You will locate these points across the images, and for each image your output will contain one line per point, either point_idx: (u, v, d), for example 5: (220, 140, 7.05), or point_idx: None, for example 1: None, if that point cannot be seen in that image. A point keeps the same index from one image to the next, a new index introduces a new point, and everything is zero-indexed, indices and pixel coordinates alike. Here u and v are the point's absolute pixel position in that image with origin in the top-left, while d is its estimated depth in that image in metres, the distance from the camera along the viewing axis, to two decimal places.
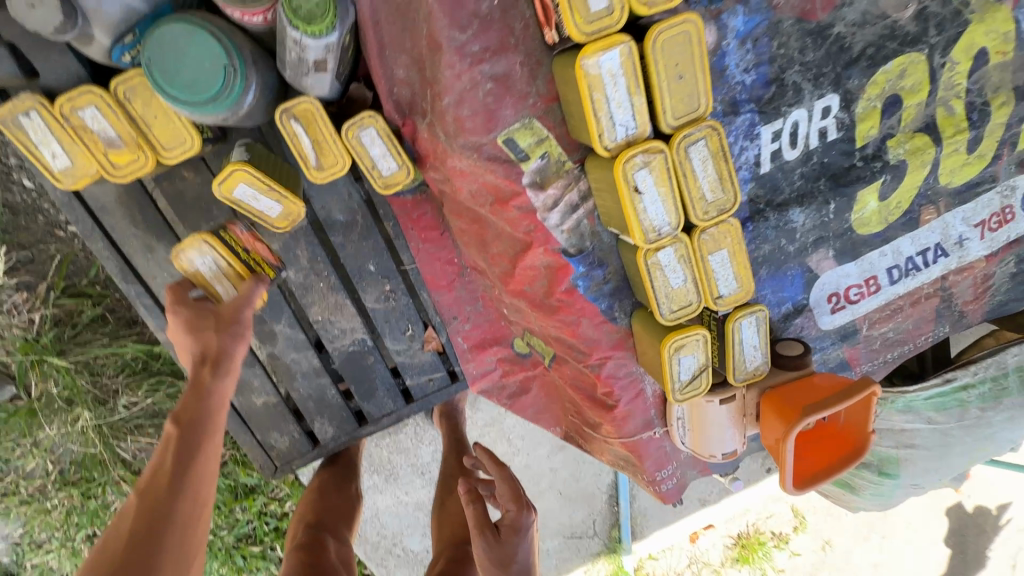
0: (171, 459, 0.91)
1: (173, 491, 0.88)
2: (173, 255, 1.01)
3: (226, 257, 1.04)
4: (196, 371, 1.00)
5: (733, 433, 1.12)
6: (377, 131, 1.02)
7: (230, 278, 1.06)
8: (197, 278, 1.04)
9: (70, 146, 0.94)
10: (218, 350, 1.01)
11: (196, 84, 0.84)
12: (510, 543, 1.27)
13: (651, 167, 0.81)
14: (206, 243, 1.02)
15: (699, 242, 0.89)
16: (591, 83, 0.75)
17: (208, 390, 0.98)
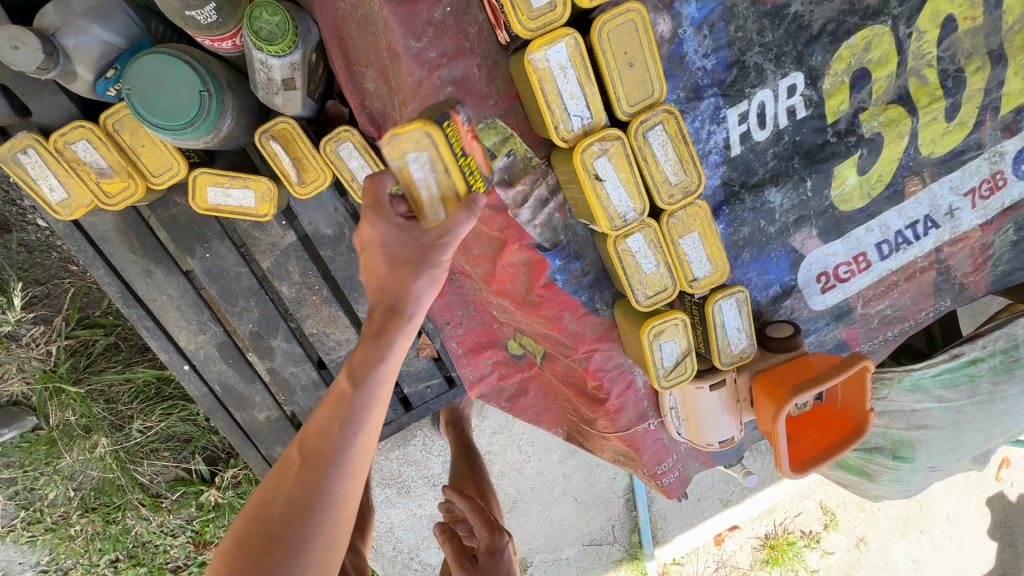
0: (334, 427, 0.68)
1: (330, 475, 0.66)
2: (385, 142, 0.71)
3: (444, 159, 0.73)
4: (381, 314, 0.72)
5: (729, 420, 1.10)
6: (354, 145, 1.05)
7: (444, 195, 0.74)
8: (401, 176, 0.73)
9: (66, 178, 1.00)
10: (395, 294, 0.72)
11: (173, 111, 0.89)
12: (488, 568, 1.27)
13: (610, 154, 0.82)
14: (427, 134, 0.72)
15: (668, 226, 0.89)
16: (541, 76, 0.77)
17: (385, 344, 0.71)
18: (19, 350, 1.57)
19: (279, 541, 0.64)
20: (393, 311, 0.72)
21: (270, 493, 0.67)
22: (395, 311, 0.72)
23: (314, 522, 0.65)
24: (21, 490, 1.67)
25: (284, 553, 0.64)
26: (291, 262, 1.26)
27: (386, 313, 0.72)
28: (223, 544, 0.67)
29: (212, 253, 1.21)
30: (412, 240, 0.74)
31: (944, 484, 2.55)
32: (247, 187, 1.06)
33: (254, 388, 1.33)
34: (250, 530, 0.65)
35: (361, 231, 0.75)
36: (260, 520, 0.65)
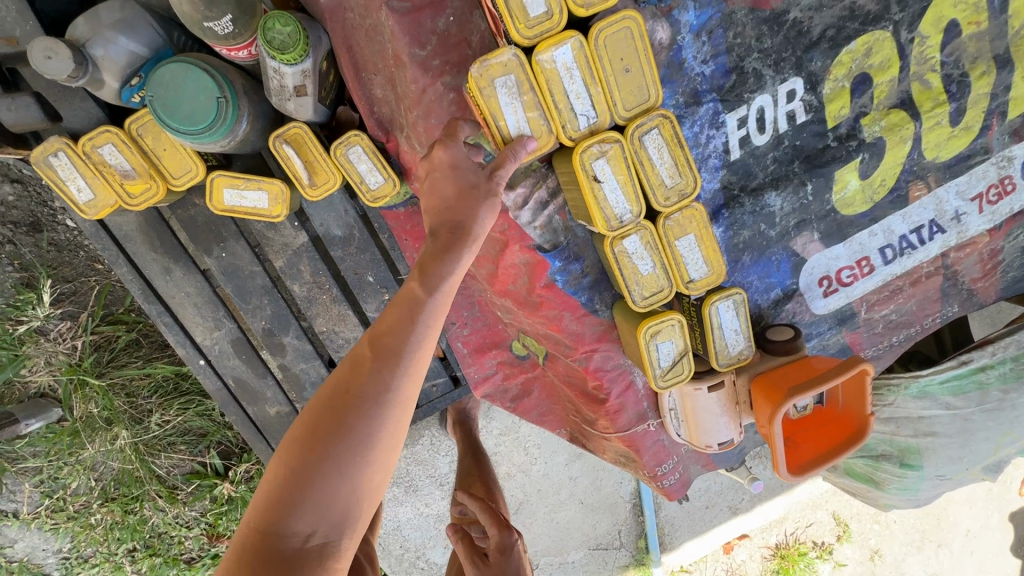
0: (405, 327, 0.71)
1: (399, 371, 0.70)
2: (477, 70, 0.78)
3: (531, 87, 0.80)
4: (445, 229, 0.76)
5: (728, 422, 1.11)
6: (363, 149, 1.09)
7: (527, 125, 0.83)
8: (488, 104, 0.80)
9: (92, 180, 1.06)
10: (464, 213, 0.76)
11: (192, 116, 0.94)
12: (500, 564, 1.26)
13: (608, 157, 0.84)
14: (516, 59, 0.78)
15: (664, 228, 0.91)
16: (548, 77, 0.80)
17: (453, 256, 0.75)
18: (47, 344, 1.65)
19: (351, 428, 0.68)
20: (458, 228, 0.76)
21: (340, 385, 0.69)
22: (461, 229, 0.76)
23: (383, 412, 0.69)
24: (45, 479, 1.74)
25: (354, 438, 0.68)
26: (302, 262, 1.31)
27: (452, 229, 0.76)
28: (290, 432, 0.70)
29: (228, 253, 1.27)
30: (478, 167, 0.79)
31: (963, 498, 2.49)
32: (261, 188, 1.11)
33: (265, 383, 1.38)
34: (319, 419, 0.68)
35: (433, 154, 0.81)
36: (330, 409, 0.68)
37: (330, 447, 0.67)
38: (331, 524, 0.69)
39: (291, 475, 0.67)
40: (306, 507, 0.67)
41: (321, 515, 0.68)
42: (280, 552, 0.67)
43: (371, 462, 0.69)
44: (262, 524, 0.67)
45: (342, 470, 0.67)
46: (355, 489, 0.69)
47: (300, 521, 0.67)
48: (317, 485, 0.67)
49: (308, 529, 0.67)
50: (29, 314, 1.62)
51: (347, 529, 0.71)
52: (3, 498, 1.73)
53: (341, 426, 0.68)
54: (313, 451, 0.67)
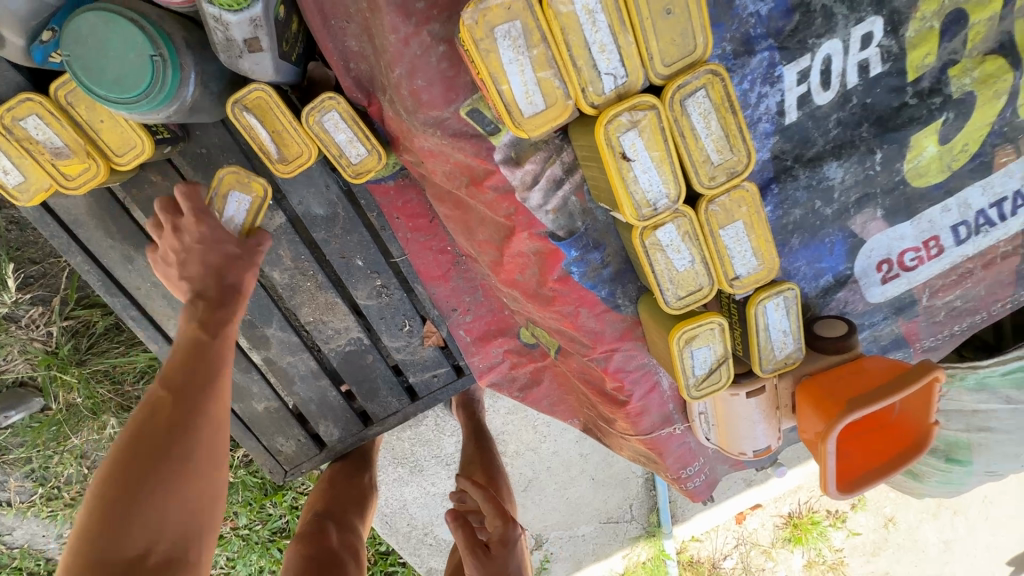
0: (204, 357, 0.89)
1: (204, 394, 0.86)
2: (470, 16, 0.59)
3: (543, 36, 0.61)
4: (216, 288, 0.95)
5: (766, 429, 0.98)
6: (340, 115, 0.92)
7: (541, 87, 0.64)
8: (488, 59, 0.61)
9: (20, 159, 0.89)
10: (227, 279, 0.96)
11: (124, 81, 0.76)
12: (500, 558, 1.22)
13: (641, 127, 0.66)
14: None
15: (707, 215, 0.74)
16: (563, 25, 0.60)
17: (229, 307, 0.96)
18: (19, 331, 1.53)
19: (164, 448, 0.80)
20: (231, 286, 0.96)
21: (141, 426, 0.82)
22: (234, 287, 0.97)
23: (199, 428, 0.84)
24: (35, 469, 1.67)
25: (169, 456, 0.80)
26: (281, 246, 1.15)
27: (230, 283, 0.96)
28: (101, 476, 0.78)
29: None
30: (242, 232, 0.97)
31: None
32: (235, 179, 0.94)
33: (250, 378, 1.26)
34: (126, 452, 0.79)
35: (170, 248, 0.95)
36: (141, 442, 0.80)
37: (141, 475, 0.78)
38: (172, 530, 0.79)
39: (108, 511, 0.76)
40: (133, 530, 0.76)
41: (163, 523, 0.78)
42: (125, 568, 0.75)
43: (193, 475, 0.82)
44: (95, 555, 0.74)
45: (164, 490, 0.78)
46: (183, 496, 0.80)
47: (137, 534, 0.76)
48: (142, 503, 0.77)
49: (143, 548, 0.76)
50: None
51: (193, 533, 0.82)
52: None
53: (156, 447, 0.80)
54: (128, 476, 0.77)
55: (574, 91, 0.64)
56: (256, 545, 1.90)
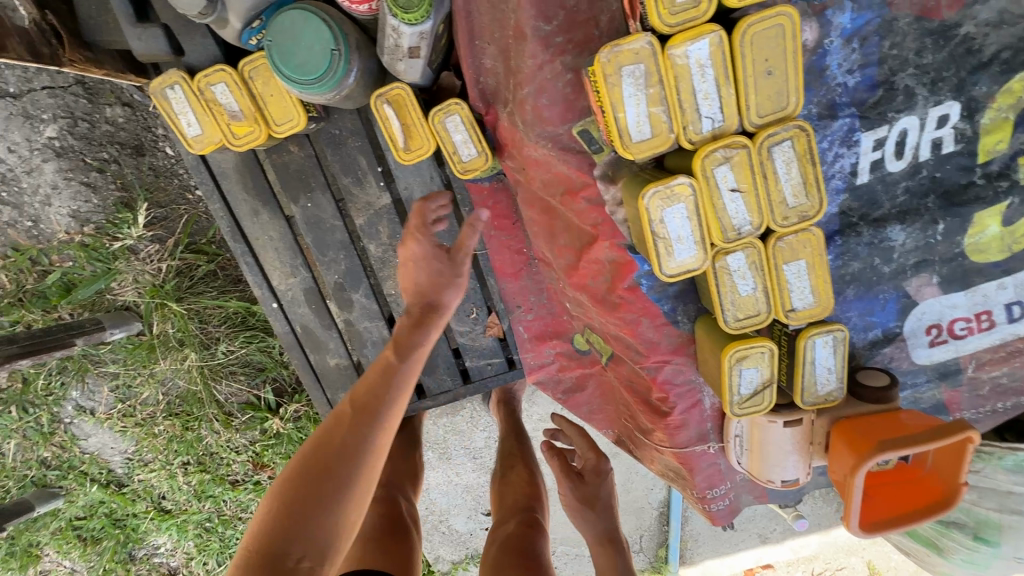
0: (385, 381, 0.96)
1: (372, 421, 0.91)
2: (606, 55, 0.72)
3: (661, 79, 0.73)
4: (419, 313, 1.08)
5: (796, 461, 1.05)
6: (461, 118, 1.09)
7: (652, 120, 0.75)
8: (612, 91, 0.74)
9: (201, 116, 1.08)
10: (442, 292, 1.09)
11: (305, 66, 0.94)
12: (593, 485, 1.42)
13: (732, 163, 0.78)
14: (650, 46, 0.71)
15: (775, 250, 0.84)
16: (678, 73, 0.73)
17: (422, 333, 1.05)
18: (137, 262, 1.73)
19: (336, 465, 0.86)
20: (430, 312, 1.08)
21: (325, 442, 0.89)
22: (431, 311, 1.08)
23: (367, 451, 0.89)
24: (121, 385, 1.86)
25: (335, 476, 0.85)
26: (382, 223, 1.32)
27: (421, 315, 1.07)
28: (287, 469, 0.87)
29: (313, 204, 1.29)
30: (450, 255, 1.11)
31: None
32: (660, 198, 0.78)
33: (329, 335, 1.41)
34: (314, 455, 0.87)
35: (409, 246, 1.13)
36: (323, 448, 0.88)
37: (317, 488, 0.84)
38: (319, 543, 0.83)
39: (277, 518, 0.82)
40: (295, 536, 0.81)
41: (316, 534, 0.82)
42: (279, 566, 0.79)
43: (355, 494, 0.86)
44: (267, 545, 0.81)
45: (334, 500, 0.84)
46: (340, 513, 0.85)
47: (299, 535, 0.81)
48: (321, 505, 0.83)
49: (293, 546, 0.81)
50: (124, 233, 1.70)
51: (332, 550, 0.84)
52: (83, 395, 1.86)
53: (338, 457, 0.87)
54: (315, 483, 0.84)
55: (677, 128, 0.76)
56: None
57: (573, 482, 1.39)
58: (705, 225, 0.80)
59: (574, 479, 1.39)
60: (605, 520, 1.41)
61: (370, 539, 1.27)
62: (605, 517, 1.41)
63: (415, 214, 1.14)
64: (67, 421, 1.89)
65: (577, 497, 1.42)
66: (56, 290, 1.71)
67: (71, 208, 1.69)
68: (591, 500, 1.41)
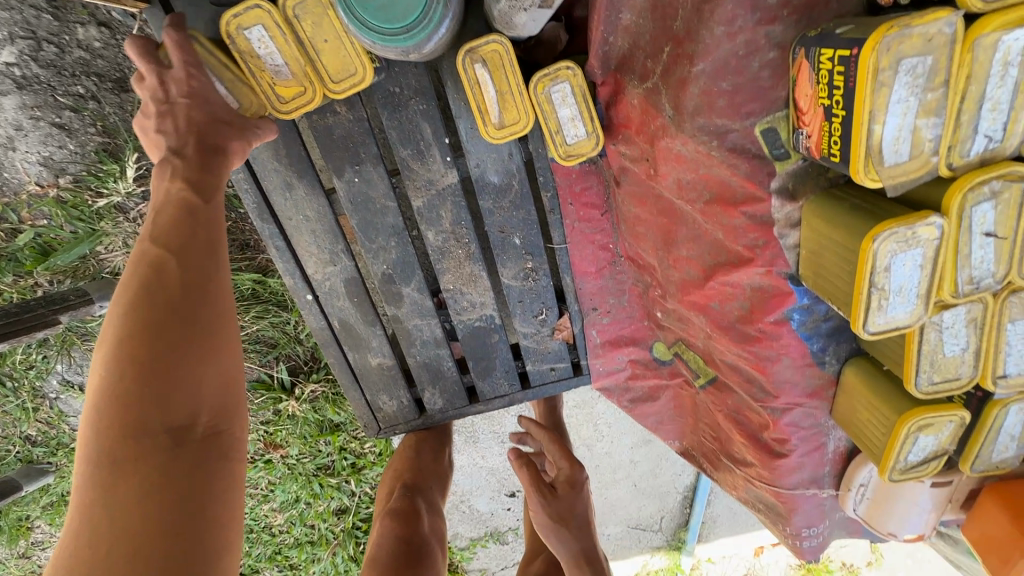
0: (196, 220, 0.71)
1: (210, 258, 0.69)
2: (886, 39, 0.49)
3: (947, 80, 0.51)
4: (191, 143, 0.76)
5: (926, 517, 0.95)
6: (571, 88, 0.84)
7: (916, 136, 0.54)
8: (879, 91, 0.51)
9: (232, 81, 0.84)
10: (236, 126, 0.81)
11: (392, 11, 0.72)
12: (569, 498, 1.17)
13: (1000, 199, 0.57)
14: (952, 30, 0.49)
15: (1004, 306, 0.66)
16: (974, 73, 0.51)
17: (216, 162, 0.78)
18: (127, 224, 1.41)
19: (191, 311, 0.64)
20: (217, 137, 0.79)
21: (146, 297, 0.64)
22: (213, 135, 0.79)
23: (221, 291, 0.68)
24: None
25: (193, 320, 0.64)
26: (444, 207, 1.08)
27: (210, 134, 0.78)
28: (107, 354, 0.60)
29: (361, 178, 1.04)
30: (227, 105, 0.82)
31: None
32: (896, 241, 0.58)
33: (372, 332, 1.21)
34: (148, 316, 0.62)
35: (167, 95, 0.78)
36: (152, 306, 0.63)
37: (170, 344, 0.61)
38: (210, 405, 0.64)
39: (131, 403, 0.58)
40: (172, 404, 0.60)
41: (199, 395, 0.62)
42: (165, 444, 0.58)
43: (231, 333, 0.67)
44: (124, 438, 0.57)
45: (205, 354, 0.63)
46: (223, 362, 0.65)
47: (176, 403, 0.60)
48: (191, 364, 0.62)
49: (187, 417, 0.61)
50: (109, 188, 1.37)
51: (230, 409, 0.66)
52: (70, 369, 1.62)
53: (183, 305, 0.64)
54: (166, 344, 0.61)
55: (944, 149, 0.55)
56: (298, 476, 1.88)
57: (545, 490, 1.14)
58: (937, 273, 0.61)
59: (544, 487, 1.15)
60: (583, 538, 1.13)
61: (384, 566, 1.07)
62: (584, 537, 1.13)
63: (174, 50, 0.76)
64: (52, 396, 1.66)
65: (550, 514, 1.13)
66: (30, 254, 1.41)
67: (42, 154, 1.35)
68: (567, 515, 1.13)
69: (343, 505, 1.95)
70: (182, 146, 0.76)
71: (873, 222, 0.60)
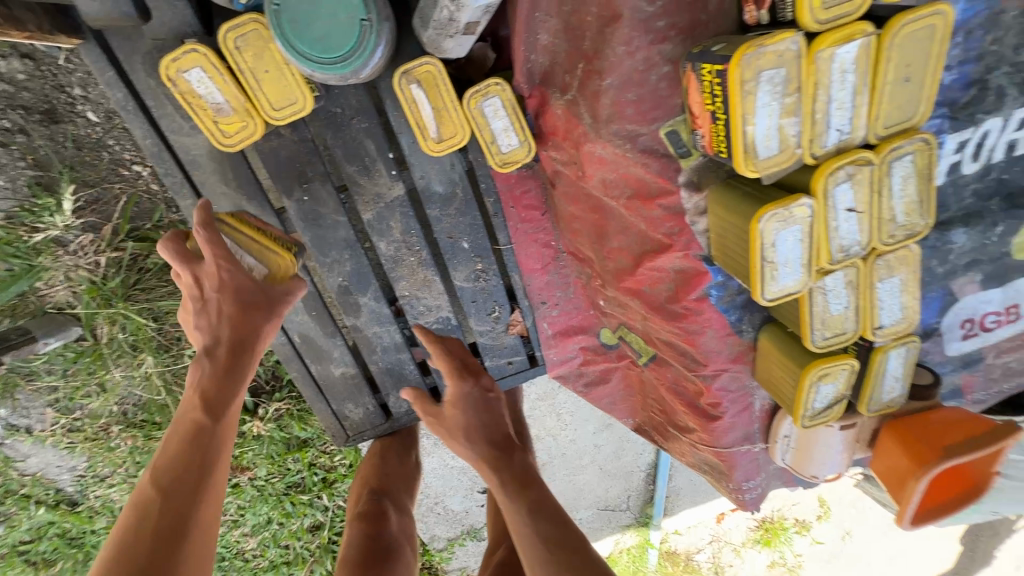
0: (199, 448, 0.82)
1: (199, 488, 0.80)
2: (746, 56, 0.60)
3: (799, 87, 0.63)
4: (223, 354, 0.90)
5: (840, 457, 1.09)
6: (502, 102, 0.93)
7: (783, 133, 0.65)
8: (747, 98, 0.62)
9: (262, 253, 0.93)
10: (255, 333, 0.93)
11: (329, 42, 0.77)
12: (454, 417, 1.20)
13: (854, 180, 0.70)
14: (796, 47, 0.60)
15: (873, 268, 0.79)
16: (819, 80, 0.63)
17: (233, 377, 0.90)
18: (67, 258, 1.36)
19: (163, 546, 0.73)
20: (240, 349, 0.91)
21: (133, 526, 0.75)
22: (238, 349, 0.91)
23: (197, 522, 0.78)
24: (61, 399, 1.51)
25: (160, 555, 0.72)
26: (393, 218, 1.14)
27: (228, 350, 0.90)
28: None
29: (311, 197, 1.09)
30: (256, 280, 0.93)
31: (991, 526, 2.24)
32: (777, 220, 0.70)
33: (333, 343, 1.25)
34: (128, 547, 0.72)
35: (201, 292, 0.90)
36: (135, 537, 0.73)
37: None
38: None
39: None
40: None
41: None
42: None
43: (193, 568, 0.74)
44: None
45: None
46: None
47: None
48: None
49: None
50: (46, 221, 1.33)
51: None
52: (14, 413, 1.51)
53: (159, 538, 0.74)
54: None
55: (805, 144, 0.66)
56: (269, 497, 1.87)
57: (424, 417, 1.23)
58: (814, 245, 0.73)
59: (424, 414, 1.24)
60: (478, 443, 1.18)
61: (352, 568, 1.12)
62: (474, 441, 1.18)
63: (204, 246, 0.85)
64: None
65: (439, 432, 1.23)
66: None
67: None
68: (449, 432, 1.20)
69: (318, 521, 1.96)
70: (211, 347, 0.90)
71: (759, 206, 0.71)
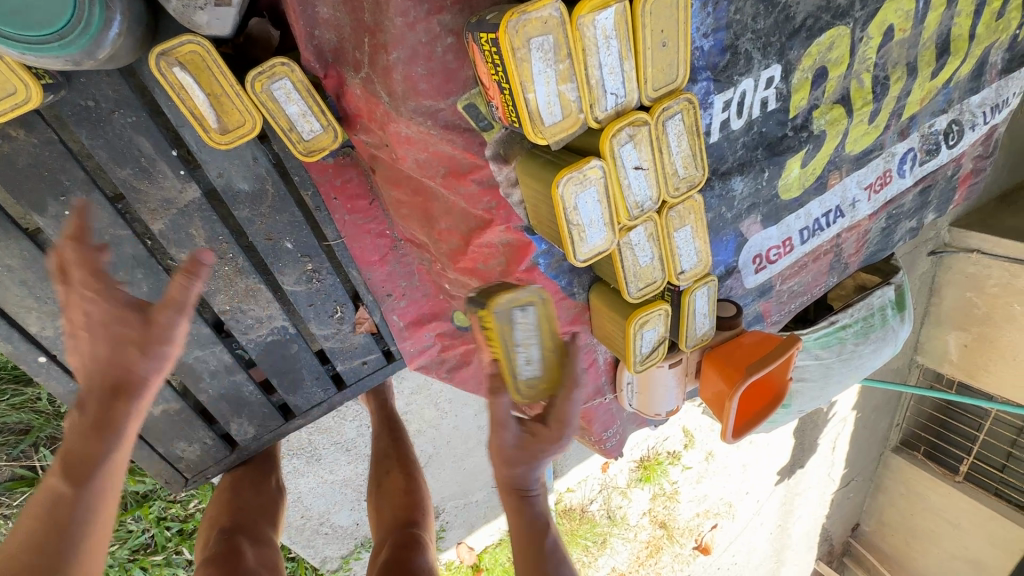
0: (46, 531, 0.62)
1: None
2: (512, 24, 0.60)
3: (569, 53, 0.65)
4: (95, 396, 0.70)
5: (676, 392, 1.21)
6: (293, 84, 0.83)
7: (562, 98, 0.68)
8: (521, 65, 0.63)
9: (545, 355, 0.91)
10: (132, 365, 0.72)
11: (30, 15, 0.62)
12: (535, 449, 0.93)
13: (636, 140, 0.75)
14: (556, 15, 0.62)
15: (668, 219, 0.87)
16: (585, 46, 0.66)
17: (113, 430, 0.69)
18: None
19: None
20: (118, 390, 0.70)
21: None
22: (115, 389, 0.70)
23: None
24: None
25: None
26: (193, 224, 0.99)
27: (105, 390, 0.70)
28: None
29: (74, 210, 0.90)
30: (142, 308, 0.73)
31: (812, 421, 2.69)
32: (574, 183, 0.73)
33: None
34: None
35: (75, 314, 0.72)
36: None
37: None
38: None
39: None
40: None
41: None
42: None
43: None
44: None
45: None
46: None
47: None
48: None
49: None
50: None
51: None
52: None
53: None
54: None
55: (585, 108, 0.70)
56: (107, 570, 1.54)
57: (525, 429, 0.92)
58: (613, 203, 0.78)
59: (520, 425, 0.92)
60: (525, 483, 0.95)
61: None
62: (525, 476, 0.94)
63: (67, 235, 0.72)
64: None
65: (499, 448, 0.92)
66: None
67: None
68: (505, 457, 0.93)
69: None
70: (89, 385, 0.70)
71: (556, 171, 0.74)
